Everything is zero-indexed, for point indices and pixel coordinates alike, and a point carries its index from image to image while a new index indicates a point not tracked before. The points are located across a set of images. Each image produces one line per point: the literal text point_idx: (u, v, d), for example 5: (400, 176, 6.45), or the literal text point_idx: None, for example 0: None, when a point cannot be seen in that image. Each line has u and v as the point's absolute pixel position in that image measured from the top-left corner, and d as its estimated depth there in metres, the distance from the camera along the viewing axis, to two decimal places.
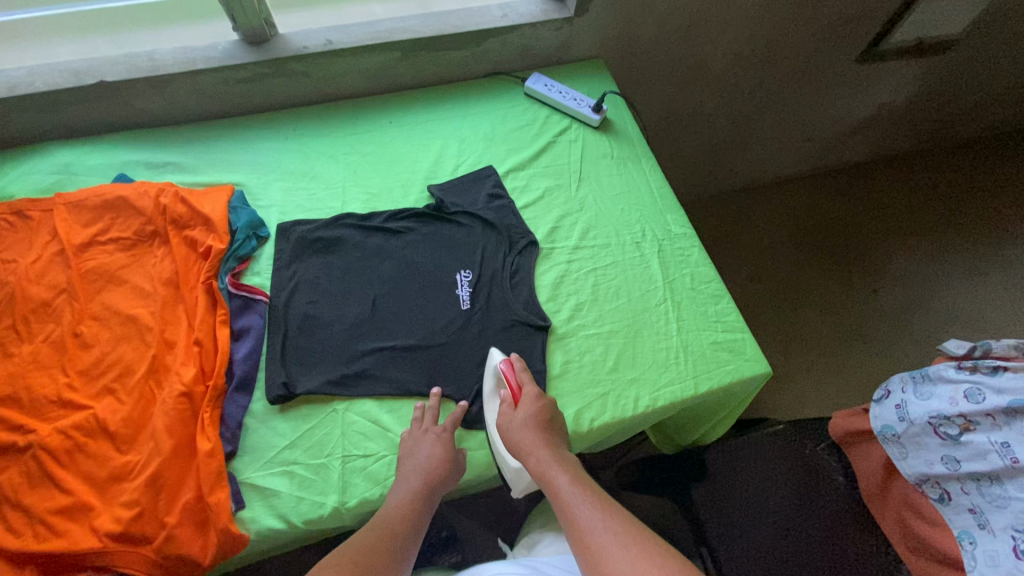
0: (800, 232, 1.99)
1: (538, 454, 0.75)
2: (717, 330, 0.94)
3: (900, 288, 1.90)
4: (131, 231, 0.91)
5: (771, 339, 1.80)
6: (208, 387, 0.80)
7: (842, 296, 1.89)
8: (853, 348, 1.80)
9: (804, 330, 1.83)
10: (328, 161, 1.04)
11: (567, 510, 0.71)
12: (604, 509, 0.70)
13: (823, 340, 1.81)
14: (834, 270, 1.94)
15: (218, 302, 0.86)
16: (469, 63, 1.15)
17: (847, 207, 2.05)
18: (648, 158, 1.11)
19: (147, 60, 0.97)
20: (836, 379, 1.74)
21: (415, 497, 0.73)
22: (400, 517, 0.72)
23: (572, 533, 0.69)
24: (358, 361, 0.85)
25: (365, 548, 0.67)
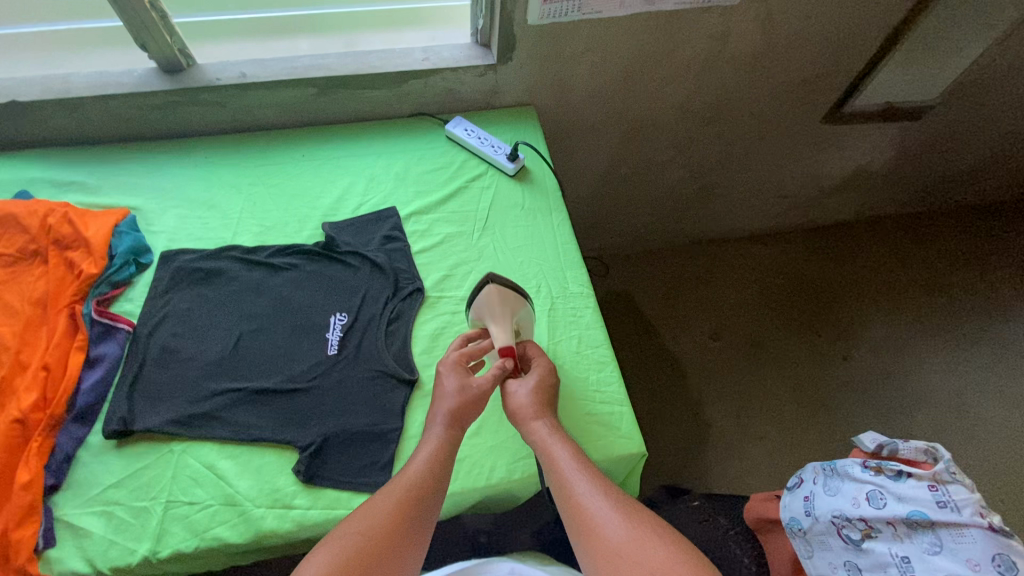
0: (769, 290, 1.91)
1: (541, 427, 0.78)
2: (594, 401, 0.88)
3: (871, 359, 1.79)
4: (14, 248, 0.92)
5: (725, 401, 1.71)
6: (45, 415, 0.79)
7: (807, 362, 1.79)
8: (814, 420, 1.68)
9: (762, 394, 1.72)
10: (231, 191, 1.03)
11: (566, 484, 0.72)
12: (601, 482, 0.72)
13: (781, 407, 1.71)
14: (802, 333, 1.84)
15: (78, 327, 0.85)
16: (391, 102, 1.14)
17: (823, 268, 1.96)
18: (560, 211, 1.07)
19: (61, 82, 0.99)
20: (790, 451, 1.63)
21: (433, 447, 0.75)
22: (415, 474, 0.72)
23: (573, 506, 0.70)
24: (208, 400, 0.83)
25: (372, 512, 0.67)
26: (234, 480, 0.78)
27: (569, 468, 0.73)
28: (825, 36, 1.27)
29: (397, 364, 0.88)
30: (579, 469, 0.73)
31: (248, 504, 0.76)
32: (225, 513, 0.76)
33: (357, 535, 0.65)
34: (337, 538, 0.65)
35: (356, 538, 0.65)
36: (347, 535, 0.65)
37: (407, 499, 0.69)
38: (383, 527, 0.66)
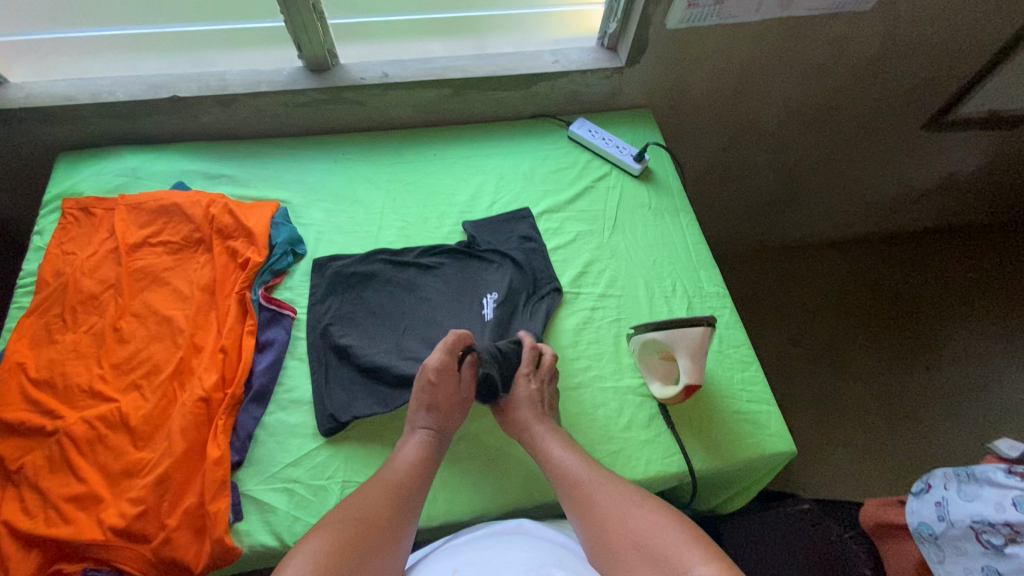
0: (847, 298, 1.90)
1: (541, 429, 0.80)
2: (741, 398, 0.89)
3: (955, 370, 1.76)
4: (180, 236, 0.96)
5: (807, 407, 1.70)
6: (226, 395, 0.83)
7: (889, 371, 1.77)
8: (899, 429, 1.66)
9: (845, 400, 1.72)
10: (371, 187, 1.08)
11: (558, 467, 0.77)
12: (599, 468, 0.76)
13: (867, 414, 1.69)
14: (882, 342, 1.82)
15: (248, 312, 0.89)
16: (517, 103, 1.17)
17: (901, 277, 1.95)
18: (686, 212, 1.09)
19: (217, 80, 1.04)
20: (877, 460, 1.61)
21: (421, 451, 0.77)
22: (410, 469, 0.75)
23: (564, 484, 0.75)
24: (387, 393, 0.86)
25: (366, 510, 0.69)
26: None
27: (561, 454, 0.78)
28: (941, 43, 1.27)
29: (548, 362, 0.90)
30: (571, 454, 0.77)
31: None
32: None
33: (354, 522, 0.67)
34: (338, 518, 0.68)
35: (352, 525, 0.67)
36: (334, 524, 0.66)
37: (394, 496, 0.72)
38: (376, 517, 0.69)
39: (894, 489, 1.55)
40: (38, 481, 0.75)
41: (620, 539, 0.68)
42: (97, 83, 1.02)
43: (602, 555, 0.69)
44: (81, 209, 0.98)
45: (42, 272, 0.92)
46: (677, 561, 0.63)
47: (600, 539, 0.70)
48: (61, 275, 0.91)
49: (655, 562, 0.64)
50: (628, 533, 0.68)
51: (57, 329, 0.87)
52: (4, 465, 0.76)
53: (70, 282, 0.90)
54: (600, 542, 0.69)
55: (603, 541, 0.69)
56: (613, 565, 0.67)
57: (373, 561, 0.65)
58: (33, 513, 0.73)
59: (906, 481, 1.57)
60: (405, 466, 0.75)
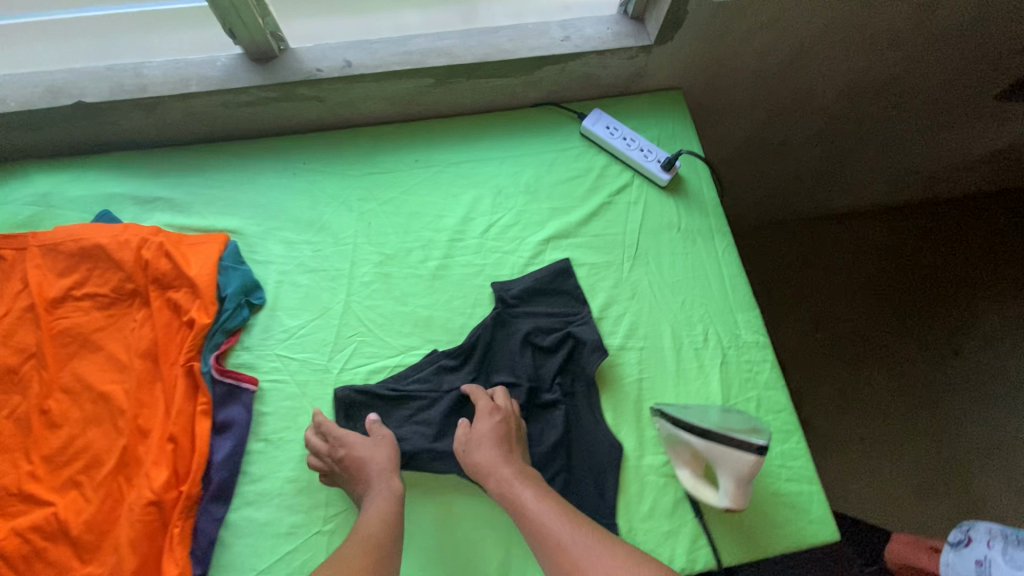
0: (875, 273, 1.70)
1: (497, 480, 0.68)
2: (779, 477, 0.77)
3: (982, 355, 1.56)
4: (109, 287, 0.79)
5: (823, 397, 1.55)
6: (180, 495, 0.71)
7: (909, 358, 1.58)
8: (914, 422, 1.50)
9: (864, 389, 1.55)
10: (340, 208, 0.89)
11: (534, 525, 0.62)
12: (572, 519, 0.62)
13: (886, 405, 1.53)
14: (909, 325, 1.63)
15: (199, 387, 0.75)
16: (517, 91, 0.94)
17: (939, 249, 1.72)
18: (722, 234, 0.90)
19: (133, 76, 0.82)
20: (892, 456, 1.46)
21: (390, 507, 0.66)
22: (379, 526, 0.64)
23: (541, 549, 0.60)
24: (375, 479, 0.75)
25: (346, 567, 0.57)
26: None
27: (536, 508, 0.64)
28: None
29: (579, 464, 0.77)
30: (552, 508, 0.63)
31: None
32: None
33: None
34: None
35: None
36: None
37: (377, 547, 0.61)
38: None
39: (905, 492, 1.42)
40: None
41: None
42: None
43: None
44: None
45: None
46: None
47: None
48: None
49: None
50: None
51: None
52: None
53: None
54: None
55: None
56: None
57: None
58: None
59: (920, 484, 1.43)
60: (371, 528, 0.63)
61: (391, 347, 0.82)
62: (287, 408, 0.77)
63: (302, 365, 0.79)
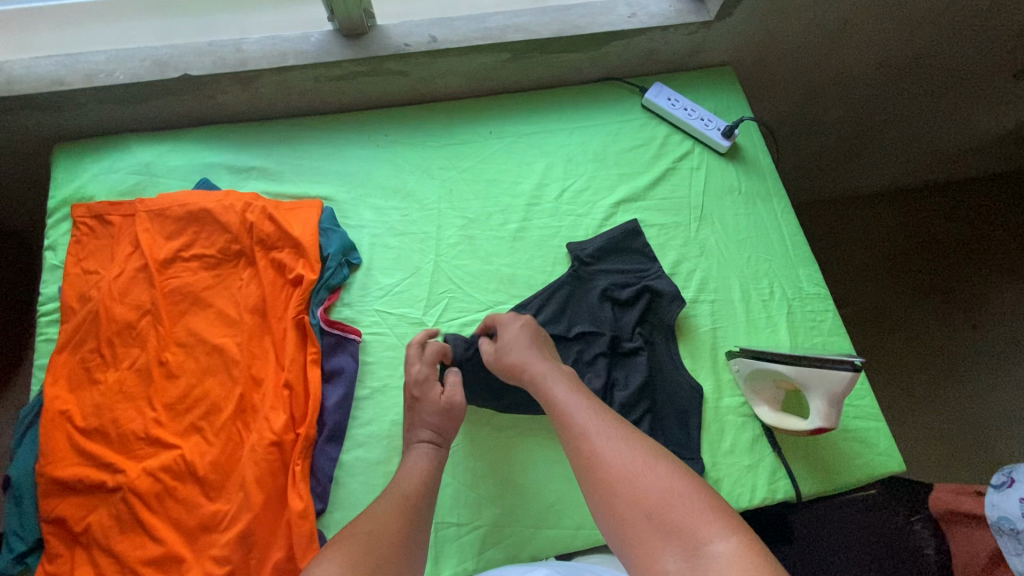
0: (926, 236, 1.64)
1: (528, 375, 0.72)
2: (847, 415, 0.83)
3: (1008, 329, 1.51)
4: (216, 248, 0.84)
5: (880, 364, 1.49)
6: (298, 436, 0.75)
7: (938, 332, 1.52)
8: (941, 393, 1.45)
9: (924, 354, 1.49)
10: (423, 176, 0.94)
11: (559, 416, 0.66)
12: (596, 408, 0.65)
13: (946, 368, 1.48)
14: (965, 287, 1.57)
15: (309, 338, 0.80)
16: (583, 66, 1.00)
17: (991, 211, 1.66)
18: (780, 196, 0.96)
19: (234, 51, 0.87)
20: (920, 425, 1.42)
21: (426, 464, 0.70)
22: (412, 483, 0.67)
23: (564, 438, 0.64)
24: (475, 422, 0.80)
25: (379, 519, 0.59)
26: (498, 500, 0.76)
27: (564, 401, 0.67)
28: None
29: (662, 406, 0.82)
30: (578, 403, 0.66)
31: (517, 526, 0.75)
32: (497, 534, 0.74)
33: (366, 534, 0.57)
34: (346, 533, 0.57)
35: (364, 535, 0.57)
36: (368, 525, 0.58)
37: (407, 504, 0.63)
38: (395, 532, 0.59)
39: (971, 456, 1.37)
40: (109, 544, 0.69)
41: (625, 504, 0.55)
42: (90, 61, 0.85)
43: (607, 521, 0.56)
44: (94, 218, 0.85)
45: (64, 297, 0.81)
46: (694, 533, 0.51)
47: (605, 503, 0.57)
48: (88, 301, 0.80)
49: (663, 531, 0.52)
50: (634, 499, 0.55)
51: (97, 367, 0.78)
52: (68, 527, 0.70)
53: (100, 310, 0.79)
54: (603, 505, 0.57)
55: (607, 506, 0.56)
56: (616, 535, 0.55)
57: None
58: None
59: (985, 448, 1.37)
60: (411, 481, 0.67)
61: (480, 303, 0.87)
62: (389, 358, 0.82)
63: (400, 319, 0.84)
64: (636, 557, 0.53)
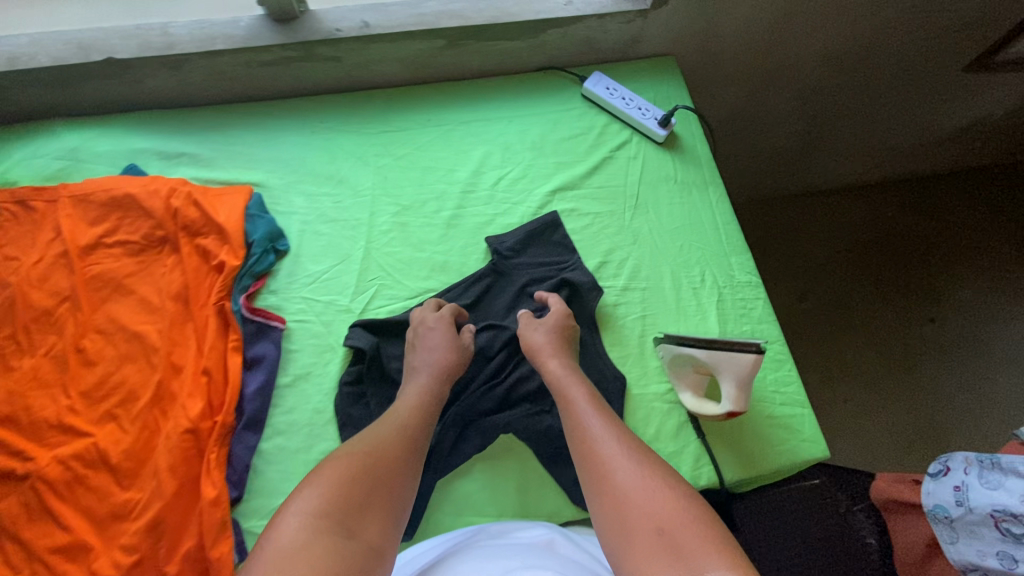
0: (891, 227, 1.66)
1: (556, 366, 0.76)
2: (774, 401, 0.83)
3: (962, 325, 1.52)
4: (140, 235, 0.83)
5: (836, 356, 1.51)
6: (216, 423, 0.74)
7: (892, 327, 1.54)
8: (893, 383, 1.47)
9: (886, 345, 1.52)
10: (358, 163, 0.94)
11: (576, 422, 0.70)
12: (615, 421, 0.70)
13: (905, 357, 1.50)
14: (930, 276, 1.59)
15: (230, 326, 0.79)
16: (523, 55, 1.00)
17: (952, 202, 1.68)
18: (716, 185, 0.97)
19: (160, 35, 0.86)
20: (872, 415, 1.44)
21: (423, 401, 0.73)
22: (411, 415, 0.71)
23: (578, 441, 0.69)
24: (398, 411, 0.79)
25: (378, 451, 0.64)
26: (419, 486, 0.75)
27: (585, 405, 0.72)
28: None
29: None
30: (595, 409, 0.71)
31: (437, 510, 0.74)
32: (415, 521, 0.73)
33: (365, 457, 0.63)
34: (349, 455, 0.63)
35: (361, 459, 0.62)
36: (360, 453, 0.63)
37: (407, 435, 0.68)
38: (391, 461, 0.64)
39: (921, 447, 1.39)
40: (15, 532, 0.68)
41: (631, 510, 0.59)
42: (12, 44, 0.84)
43: (612, 535, 0.59)
44: (15, 203, 0.84)
45: None
46: (696, 555, 0.53)
47: (609, 507, 0.61)
48: (5, 287, 0.79)
49: (665, 549, 0.55)
50: (642, 513, 0.58)
51: (11, 354, 0.76)
52: None
53: (16, 297, 0.78)
54: (604, 506, 0.62)
55: (613, 510, 0.61)
56: (616, 545, 0.59)
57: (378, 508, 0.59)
58: (14, 569, 0.66)
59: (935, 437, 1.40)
60: (409, 411, 0.71)
61: (411, 290, 0.86)
62: (314, 345, 0.81)
63: (327, 306, 0.84)
64: (632, 564, 0.56)
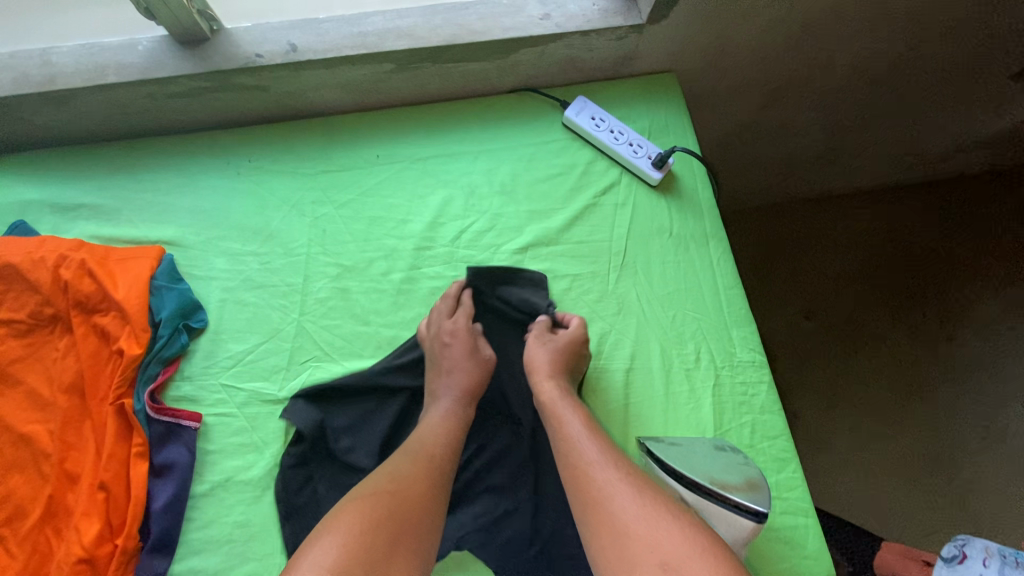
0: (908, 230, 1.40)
1: (553, 387, 0.67)
2: (773, 508, 0.72)
3: (986, 346, 1.26)
4: (26, 313, 0.70)
5: (835, 379, 1.26)
6: (116, 548, 0.63)
7: (907, 347, 1.28)
8: (906, 414, 1.21)
9: (896, 369, 1.26)
10: (292, 214, 0.79)
11: (569, 447, 0.60)
12: (616, 448, 0.60)
13: (917, 383, 1.24)
14: (950, 285, 1.33)
15: (133, 427, 0.67)
16: (491, 77, 0.83)
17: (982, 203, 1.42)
18: (719, 239, 0.82)
19: (40, 65, 0.70)
20: (881, 450, 1.18)
21: (452, 420, 0.66)
22: (437, 439, 0.64)
23: (571, 469, 0.59)
24: None
25: (397, 488, 0.56)
26: None
27: (580, 429, 0.62)
28: None
29: (552, 489, 0.68)
30: (591, 433, 0.61)
31: None
32: None
33: (387, 496, 0.54)
34: (366, 495, 0.54)
35: (383, 499, 0.54)
36: (378, 493, 0.54)
37: (432, 469, 0.60)
38: (416, 499, 0.56)
39: None
40: None
41: (635, 548, 0.49)
42: None
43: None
44: None
45: None
46: None
47: (609, 544, 0.51)
48: None
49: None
50: (646, 548, 0.49)
51: None
52: None
53: None
54: (603, 544, 0.51)
55: (614, 547, 0.50)
56: None
57: (404, 553, 0.51)
58: None
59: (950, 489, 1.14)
60: (433, 436, 0.64)
61: (352, 374, 0.73)
62: (235, 444, 0.69)
63: (251, 396, 0.71)
64: None
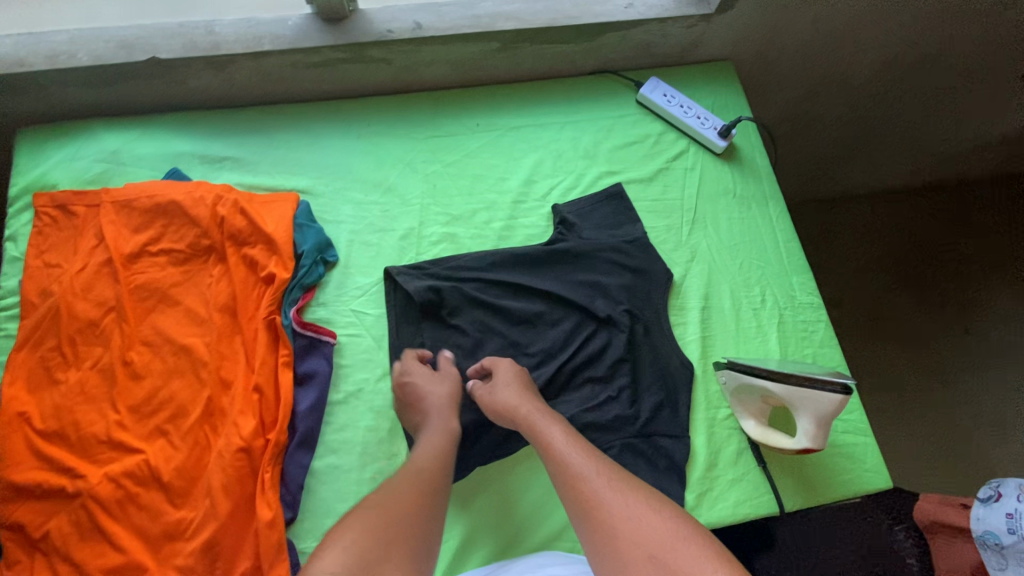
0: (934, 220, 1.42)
1: (529, 411, 0.68)
2: (835, 428, 0.81)
3: (1004, 335, 1.29)
4: (185, 243, 0.80)
5: (866, 359, 1.31)
6: (268, 441, 0.72)
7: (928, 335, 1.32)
8: (926, 395, 1.26)
9: (922, 353, 1.30)
10: (405, 170, 0.90)
11: (555, 463, 0.61)
12: (595, 455, 0.61)
13: (938, 366, 1.29)
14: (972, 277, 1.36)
15: (280, 340, 0.76)
16: (576, 58, 0.96)
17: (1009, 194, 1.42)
18: (777, 201, 0.93)
19: (205, 34, 0.82)
20: (907, 431, 1.23)
21: (443, 441, 0.68)
22: (426, 456, 0.65)
23: (561, 485, 0.59)
24: None
25: (389, 499, 0.57)
26: (471, 510, 0.72)
27: (561, 445, 0.63)
28: None
29: (645, 381, 0.80)
30: (570, 445, 0.62)
31: (497, 538, 0.71)
32: (473, 546, 0.70)
33: (378, 507, 0.55)
34: (365, 506, 0.55)
35: (376, 509, 0.55)
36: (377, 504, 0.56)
37: (426, 485, 0.61)
38: (409, 506, 0.57)
39: None
40: (69, 551, 0.66)
41: (627, 549, 0.51)
42: (54, 41, 0.81)
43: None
44: (56, 207, 0.81)
45: (25, 291, 0.77)
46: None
47: (606, 548, 0.52)
48: (49, 296, 0.76)
49: None
50: (636, 545, 0.50)
51: (58, 366, 0.75)
52: (27, 533, 0.67)
53: (60, 306, 0.76)
54: (601, 549, 0.53)
55: (609, 553, 0.52)
56: None
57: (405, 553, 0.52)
58: None
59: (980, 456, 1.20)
60: (427, 461, 0.64)
61: None
62: (365, 360, 0.79)
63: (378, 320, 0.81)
64: None
